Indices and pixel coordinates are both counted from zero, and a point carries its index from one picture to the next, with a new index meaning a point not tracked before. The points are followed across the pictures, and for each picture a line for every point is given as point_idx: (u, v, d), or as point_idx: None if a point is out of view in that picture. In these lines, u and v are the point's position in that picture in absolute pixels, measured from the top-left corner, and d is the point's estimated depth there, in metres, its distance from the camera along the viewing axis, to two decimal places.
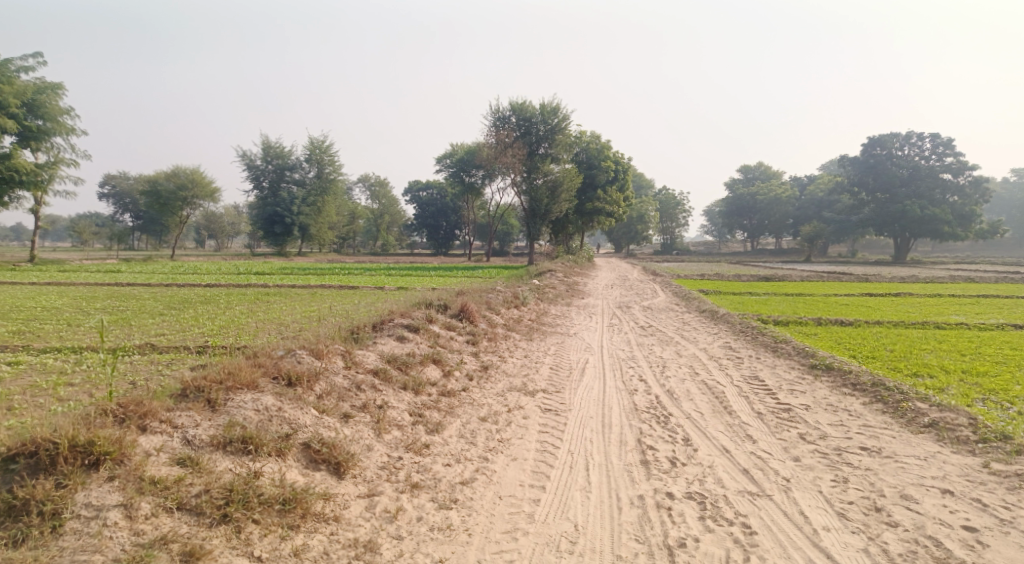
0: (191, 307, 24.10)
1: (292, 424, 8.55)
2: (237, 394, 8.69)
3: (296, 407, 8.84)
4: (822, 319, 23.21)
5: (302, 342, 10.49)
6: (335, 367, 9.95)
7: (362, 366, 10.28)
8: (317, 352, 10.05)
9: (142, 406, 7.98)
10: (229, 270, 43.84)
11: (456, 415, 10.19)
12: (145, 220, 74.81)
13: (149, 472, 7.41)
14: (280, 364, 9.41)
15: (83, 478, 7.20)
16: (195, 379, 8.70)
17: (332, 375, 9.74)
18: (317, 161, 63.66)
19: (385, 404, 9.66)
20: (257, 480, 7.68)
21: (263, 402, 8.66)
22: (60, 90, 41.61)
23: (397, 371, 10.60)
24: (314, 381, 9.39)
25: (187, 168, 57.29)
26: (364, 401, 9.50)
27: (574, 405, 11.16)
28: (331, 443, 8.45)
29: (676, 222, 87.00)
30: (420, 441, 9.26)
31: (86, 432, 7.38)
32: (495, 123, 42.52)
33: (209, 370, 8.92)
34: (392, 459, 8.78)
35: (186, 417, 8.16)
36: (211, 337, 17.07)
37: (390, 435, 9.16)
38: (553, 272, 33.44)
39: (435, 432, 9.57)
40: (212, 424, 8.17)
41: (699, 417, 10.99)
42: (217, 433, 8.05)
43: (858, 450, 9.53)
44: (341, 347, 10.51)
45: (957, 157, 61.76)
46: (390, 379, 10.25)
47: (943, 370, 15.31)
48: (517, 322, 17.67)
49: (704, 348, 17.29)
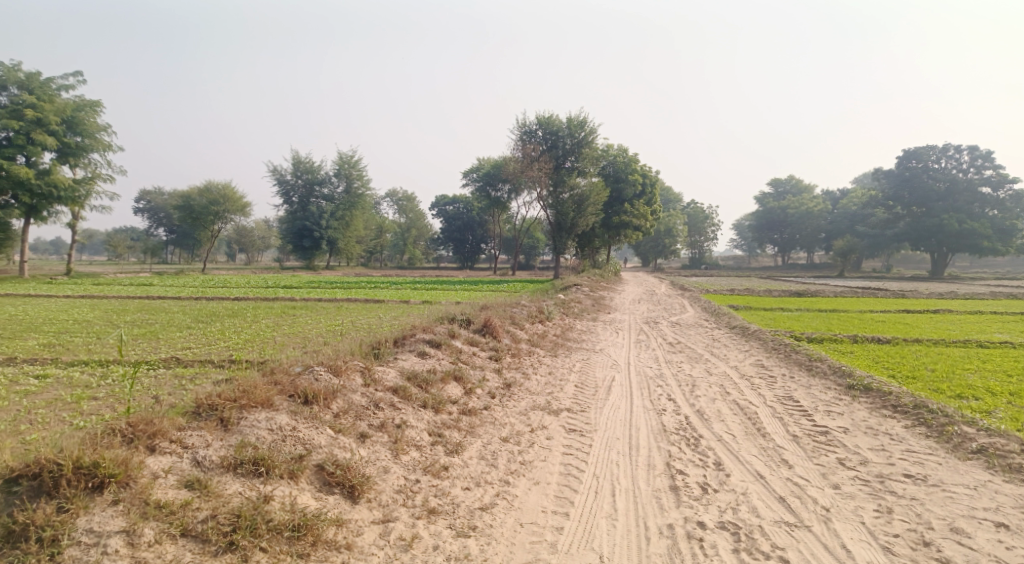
0: (219, 320, 24.14)
1: (306, 445, 8.32)
2: (250, 412, 8.49)
3: (311, 427, 8.61)
4: (858, 336, 22.55)
5: (320, 358, 10.28)
6: (353, 384, 9.70)
7: (381, 383, 10.02)
8: (336, 369, 9.81)
9: (151, 426, 7.81)
10: (257, 283, 44.11)
11: (477, 435, 9.88)
12: (178, 234, 75.88)
13: (155, 496, 7.25)
14: (297, 382, 9.19)
15: (86, 501, 7.05)
16: (208, 397, 8.53)
17: (349, 393, 9.50)
18: (346, 175, 64.09)
19: (403, 423, 9.38)
20: (266, 505, 7.46)
21: (277, 421, 8.45)
22: (98, 108, 42.15)
23: (418, 389, 10.32)
24: (331, 399, 9.16)
25: (219, 183, 57.94)
26: (382, 420, 9.24)
27: (599, 425, 10.79)
28: (345, 466, 8.19)
29: (705, 236, 86.08)
30: (439, 462, 8.96)
31: (91, 453, 7.23)
32: (522, 137, 42.44)
33: (223, 387, 8.74)
34: (410, 482, 8.49)
35: (197, 437, 7.98)
36: (236, 350, 16.99)
37: (408, 456, 8.88)
38: (579, 286, 33.10)
39: (455, 453, 9.26)
40: (223, 444, 7.98)
41: (731, 439, 10.56)
42: (228, 454, 7.85)
43: (902, 477, 9.04)
44: (361, 364, 10.27)
45: (995, 170, 60.38)
46: (409, 397, 9.98)
47: (988, 391, 14.68)
48: (542, 338, 17.35)
49: (735, 366, 16.81)
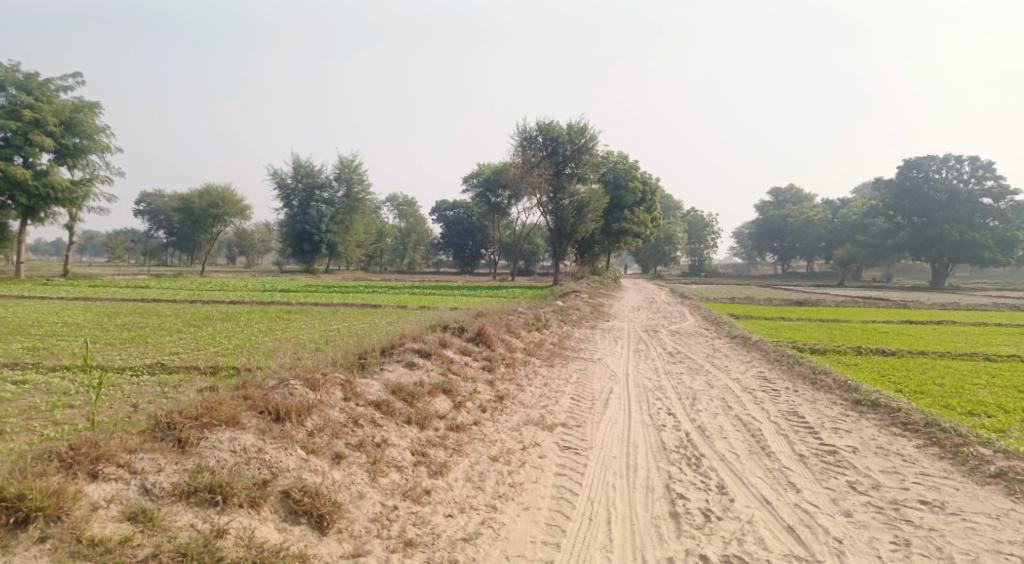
0: (211, 324, 23.60)
1: (272, 468, 7.79)
2: (212, 432, 7.96)
3: (279, 447, 8.07)
4: (862, 348, 22.00)
5: (299, 369, 9.73)
6: (331, 399, 9.16)
7: (363, 398, 9.47)
8: (314, 383, 9.26)
9: (96, 448, 7.32)
10: (254, 286, 43.50)
11: (464, 454, 9.32)
12: (178, 236, 75.39)
13: (91, 531, 6.75)
14: (269, 396, 8.66)
15: (8, 539, 6.57)
16: (168, 414, 8.02)
17: (327, 409, 8.96)
18: (346, 179, 63.63)
19: (384, 441, 8.85)
20: (218, 541, 6.94)
21: (241, 442, 7.91)
22: (97, 109, 41.72)
23: (402, 403, 9.77)
24: (305, 416, 8.63)
25: (218, 185, 57.38)
26: (360, 438, 8.71)
27: (595, 442, 10.24)
28: (314, 492, 7.63)
29: (704, 243, 85.45)
30: (420, 487, 8.39)
31: (18, 484, 6.75)
32: (522, 143, 41.96)
33: (186, 402, 8.22)
34: (386, 509, 7.93)
35: (149, 460, 7.47)
36: (225, 357, 16.44)
37: (387, 479, 8.32)
38: (578, 293, 32.56)
39: (438, 475, 8.70)
40: (178, 469, 7.47)
41: (734, 459, 10.00)
42: (181, 480, 7.34)
43: (918, 505, 8.51)
44: (342, 376, 9.73)
45: (997, 181, 59.88)
46: (393, 412, 9.43)
47: (999, 409, 14.16)
48: (538, 347, 16.82)
49: (736, 378, 16.27)
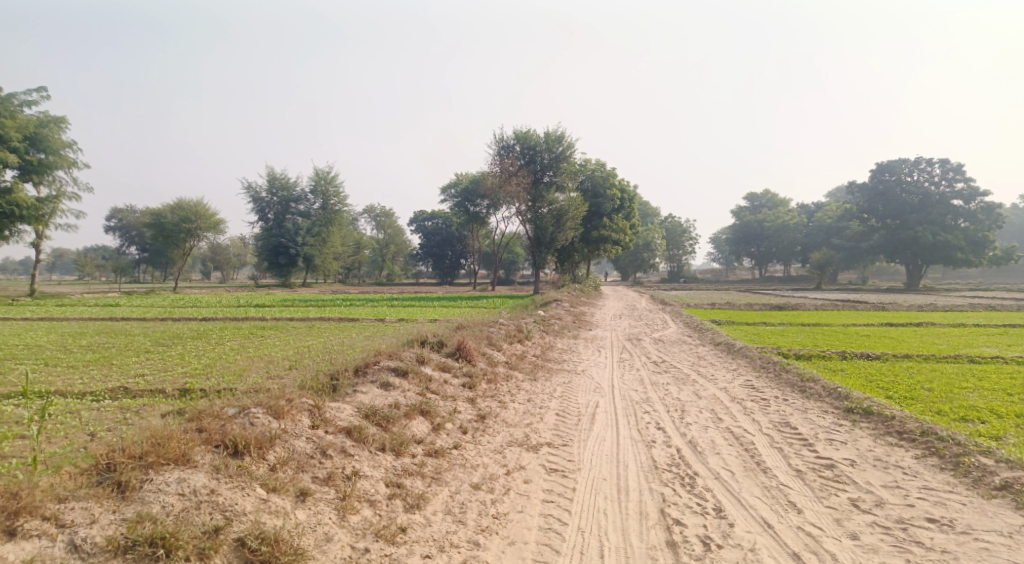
0: (181, 343, 22.78)
1: (225, 513, 7.16)
2: (158, 472, 7.33)
3: (234, 487, 7.45)
4: (846, 352, 21.62)
5: (264, 395, 9.11)
6: (297, 428, 8.53)
7: (332, 424, 8.87)
8: (278, 410, 8.64)
9: (21, 499, 6.71)
10: (229, 302, 42.53)
11: (444, 482, 8.72)
12: (151, 252, 73.93)
13: None
14: (226, 428, 8.05)
15: None
16: (110, 453, 7.41)
17: (292, 439, 8.34)
18: (322, 192, 62.79)
19: (355, 473, 8.24)
20: None
21: (191, 483, 7.28)
22: (62, 124, 40.68)
23: (376, 428, 9.16)
24: (267, 449, 8.02)
25: (191, 199, 56.35)
26: (329, 471, 8.10)
27: (584, 463, 9.68)
28: (272, 538, 7.03)
29: (683, 249, 85.46)
30: (394, 524, 7.77)
31: None
32: (499, 152, 41.44)
33: (131, 439, 7.61)
34: (356, 552, 7.31)
35: (84, 510, 6.87)
36: (193, 378, 15.64)
37: (357, 517, 7.70)
38: (559, 302, 32.11)
39: (416, 509, 8.08)
40: (115, 520, 6.84)
41: (730, 477, 9.48)
42: (118, 534, 6.73)
43: (926, 523, 8.07)
44: (309, 401, 9.11)
45: (968, 182, 60.31)
46: (365, 439, 8.81)
47: (992, 414, 13.79)
48: (520, 360, 16.25)
49: (724, 388, 15.78)
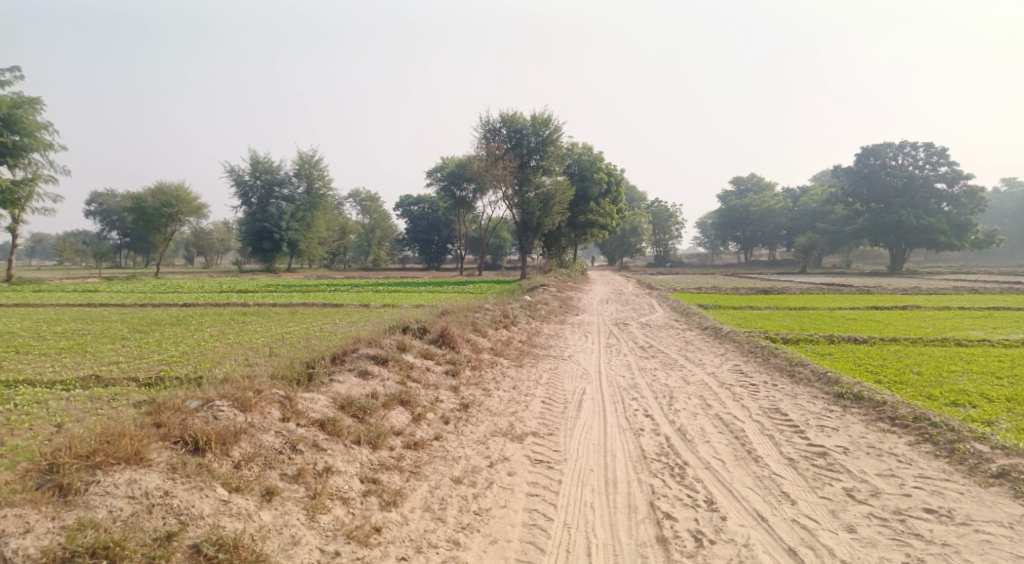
0: (158, 329, 22.20)
1: (180, 517, 6.76)
2: (107, 473, 6.91)
3: (189, 487, 7.04)
4: (834, 336, 21.42)
5: (230, 386, 8.70)
6: (265, 421, 8.14)
7: (305, 417, 8.47)
8: (244, 403, 8.24)
9: None
10: (211, 288, 41.82)
11: (423, 477, 8.35)
12: (132, 237, 72.86)
13: None
14: (186, 423, 7.64)
15: None
16: (54, 453, 6.97)
17: (259, 433, 7.94)
18: (306, 175, 61.94)
19: (328, 469, 7.87)
20: None
21: (143, 486, 6.87)
22: (37, 105, 39.70)
23: (352, 420, 8.77)
24: (231, 445, 7.62)
25: (172, 183, 55.39)
26: (298, 468, 7.72)
27: (571, 453, 9.35)
28: (230, 544, 6.63)
29: (669, 234, 85.25)
30: (368, 524, 7.39)
31: None
32: (485, 135, 40.83)
33: (78, 437, 7.19)
34: (325, 556, 6.92)
35: (21, 517, 6.43)
36: (169, 365, 15.13)
37: (328, 518, 7.31)
38: (546, 287, 31.73)
39: (391, 507, 7.71)
40: (54, 528, 6.40)
41: (721, 466, 9.17)
42: (55, 544, 6.29)
43: (924, 514, 7.82)
44: (280, 392, 8.72)
45: (951, 166, 60.35)
46: (340, 432, 8.43)
47: (983, 398, 13.58)
48: (505, 346, 15.87)
49: (712, 373, 15.47)
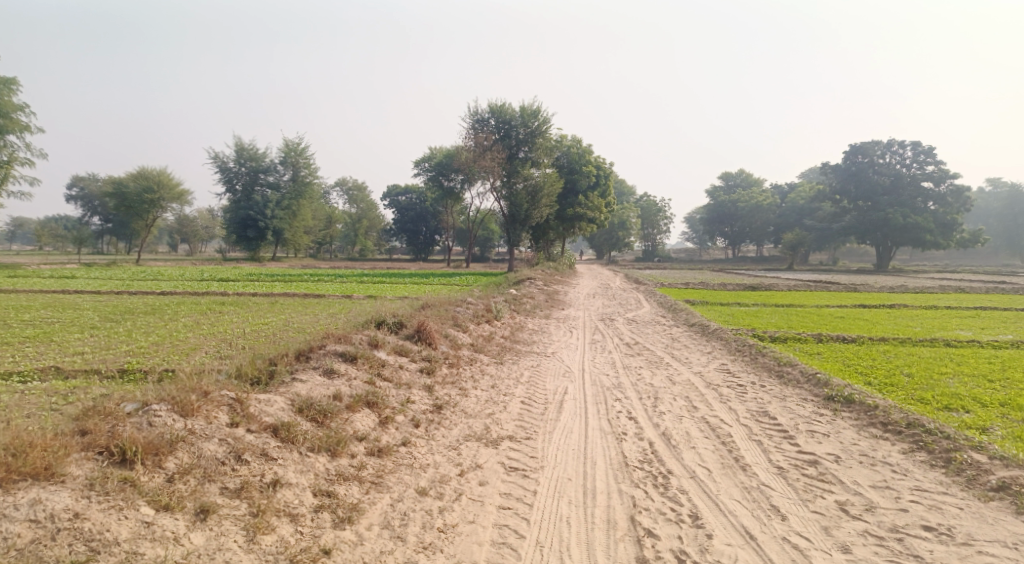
0: (130, 318, 21.41)
1: (91, 544, 6.31)
2: (12, 492, 6.46)
3: (103, 507, 6.57)
4: (822, 334, 20.99)
5: (173, 387, 8.18)
6: (209, 427, 7.63)
7: (256, 421, 7.96)
8: (185, 407, 7.73)
9: None
10: (191, 276, 40.87)
11: (385, 488, 7.84)
12: (114, 223, 71.54)
13: None
14: (114, 431, 7.16)
15: None
16: None
17: (199, 441, 7.43)
18: (292, 163, 61.00)
19: (277, 481, 7.36)
20: None
21: (49, 507, 6.41)
22: (13, 86, 38.68)
23: (309, 426, 8.23)
24: (165, 456, 7.13)
25: (153, 168, 54.36)
26: (241, 481, 7.22)
27: (548, 459, 8.84)
28: None
29: (658, 228, 84.83)
30: (316, 544, 6.90)
31: None
32: (474, 125, 40.07)
33: None
34: None
35: None
36: (136, 356, 14.41)
37: (270, 539, 6.82)
38: (532, 280, 31.10)
39: (346, 524, 7.21)
40: None
41: (707, 476, 8.65)
42: None
43: (922, 532, 7.48)
44: (230, 394, 8.20)
45: (938, 165, 60.21)
46: (294, 439, 7.92)
47: (976, 402, 13.13)
48: (487, 341, 15.30)
49: (698, 373, 14.93)
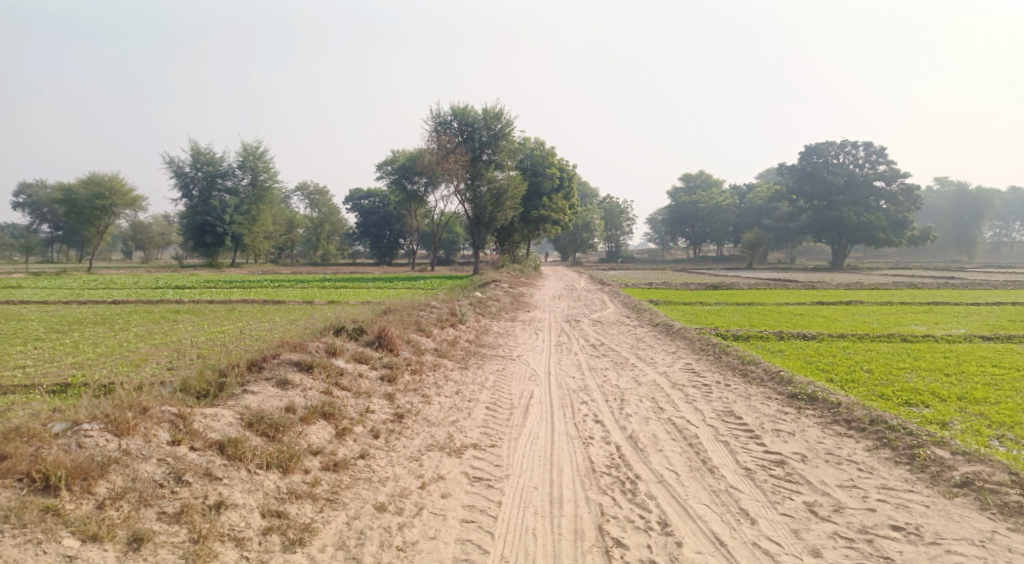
0: (79, 329, 20.56)
1: None
2: None
3: (22, 539, 6.20)
4: (783, 332, 21.09)
5: (109, 403, 7.80)
6: (146, 447, 7.29)
7: (201, 438, 7.64)
8: (120, 427, 7.38)
9: None
10: (146, 284, 39.71)
11: (340, 505, 7.54)
12: (64, 231, 69.45)
13: None
14: (40, 454, 6.80)
15: None
16: None
17: (136, 463, 7.09)
18: (251, 167, 59.83)
19: (222, 502, 7.04)
20: None
21: None
22: None
23: (260, 442, 7.91)
24: (96, 480, 6.77)
25: (105, 173, 52.85)
26: (181, 504, 6.88)
27: (512, 467, 8.61)
28: None
29: (620, 230, 85.27)
30: None
31: None
32: (436, 127, 39.65)
33: None
34: None
35: None
36: (82, 368, 13.76)
37: None
38: (497, 282, 30.83)
39: (296, 546, 6.89)
40: None
41: (674, 480, 8.49)
42: None
43: (890, 533, 7.43)
44: (173, 410, 7.85)
45: (890, 164, 61.49)
46: (242, 455, 7.61)
47: (935, 397, 13.22)
48: (451, 346, 15.00)
49: (664, 373, 14.82)
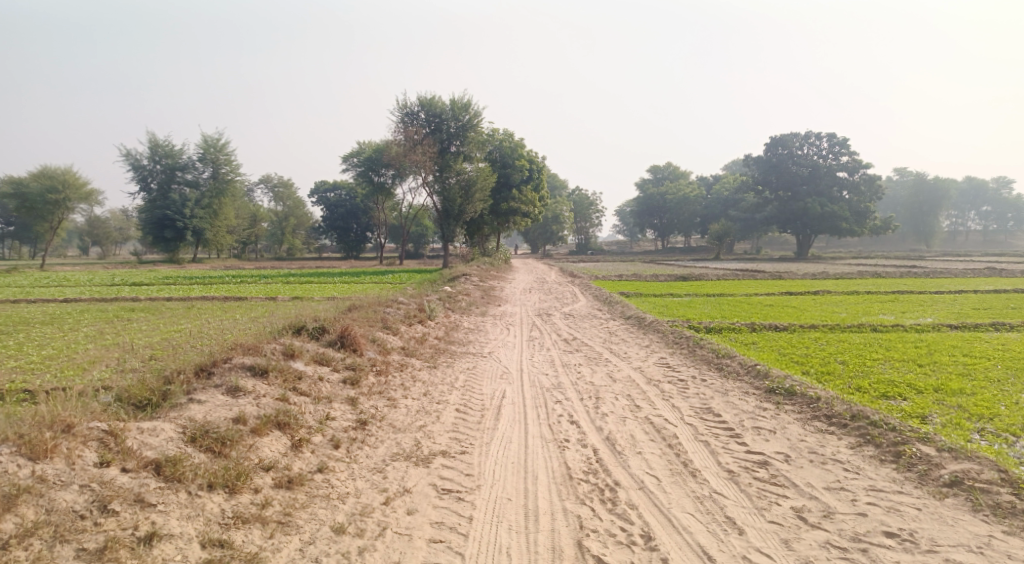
0: (24, 329, 19.49)
1: None
2: None
3: None
4: (755, 323, 20.79)
5: (29, 420, 7.13)
6: (69, 471, 6.68)
7: (134, 458, 7.03)
8: (38, 450, 6.76)
9: None
10: (101, 281, 38.24)
11: (293, 529, 6.96)
12: (16, 226, 67.06)
13: None
14: None
15: None
16: None
17: (54, 491, 6.48)
18: (212, 160, 58.13)
19: (156, 533, 6.47)
20: None
21: None
22: None
23: (204, 459, 7.29)
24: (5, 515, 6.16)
25: (57, 167, 50.96)
26: (106, 538, 6.30)
27: (484, 475, 8.09)
28: None
29: (590, 222, 85.17)
30: None
31: None
32: (402, 119, 38.73)
33: None
34: None
35: None
36: (24, 373, 12.91)
37: None
38: (467, 276, 30.27)
39: None
40: None
41: (655, 486, 8.04)
42: None
43: (885, 541, 7.24)
44: (102, 427, 7.23)
45: (852, 155, 61.95)
46: (182, 476, 7.00)
47: (912, 389, 12.93)
48: (419, 344, 14.39)
49: (638, 369, 14.34)
